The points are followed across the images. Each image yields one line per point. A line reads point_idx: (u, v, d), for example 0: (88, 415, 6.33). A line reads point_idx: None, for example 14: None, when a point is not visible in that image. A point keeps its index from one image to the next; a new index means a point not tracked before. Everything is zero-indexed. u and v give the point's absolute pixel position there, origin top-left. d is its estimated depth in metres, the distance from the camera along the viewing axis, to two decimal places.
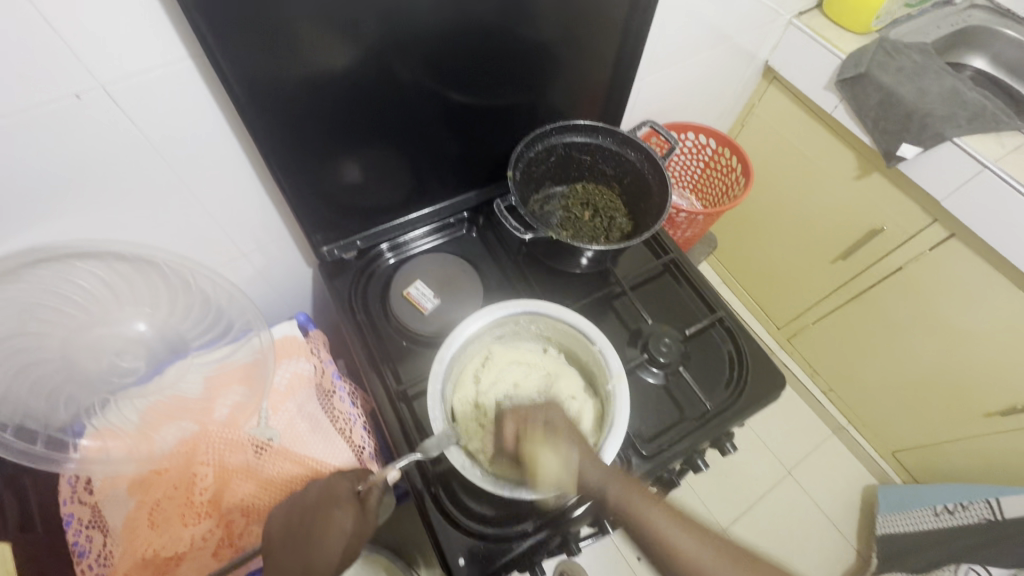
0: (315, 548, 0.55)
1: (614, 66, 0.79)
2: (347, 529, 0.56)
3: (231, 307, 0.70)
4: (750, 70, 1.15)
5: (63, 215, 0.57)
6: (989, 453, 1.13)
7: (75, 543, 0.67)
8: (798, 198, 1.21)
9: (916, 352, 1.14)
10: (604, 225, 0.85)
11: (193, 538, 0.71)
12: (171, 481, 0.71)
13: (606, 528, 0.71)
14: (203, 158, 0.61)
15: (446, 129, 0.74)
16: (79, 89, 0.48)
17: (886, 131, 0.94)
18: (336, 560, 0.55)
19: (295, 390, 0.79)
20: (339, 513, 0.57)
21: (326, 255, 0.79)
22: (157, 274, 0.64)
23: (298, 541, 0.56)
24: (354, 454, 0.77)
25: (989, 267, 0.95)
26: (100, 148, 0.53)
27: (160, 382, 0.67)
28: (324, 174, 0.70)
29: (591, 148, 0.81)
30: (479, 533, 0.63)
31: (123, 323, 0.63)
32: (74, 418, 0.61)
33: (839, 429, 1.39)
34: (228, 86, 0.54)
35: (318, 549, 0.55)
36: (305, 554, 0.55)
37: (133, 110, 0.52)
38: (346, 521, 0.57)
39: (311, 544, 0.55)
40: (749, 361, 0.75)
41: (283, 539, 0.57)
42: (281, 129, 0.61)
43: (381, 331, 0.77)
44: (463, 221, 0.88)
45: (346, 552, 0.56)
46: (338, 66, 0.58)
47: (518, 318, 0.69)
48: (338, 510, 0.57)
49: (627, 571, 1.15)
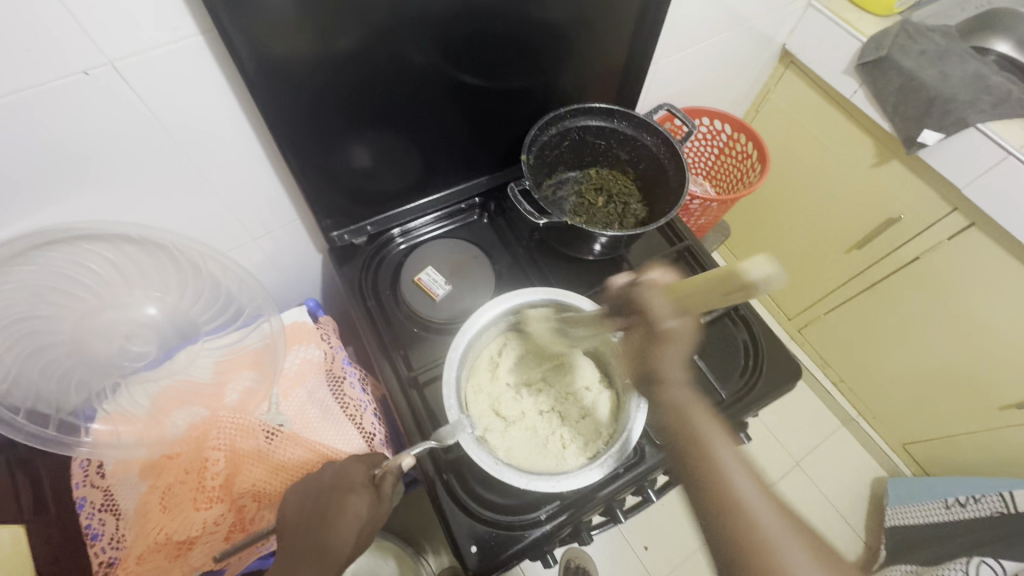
0: (327, 529, 0.55)
1: (631, 47, 0.77)
2: (361, 513, 0.56)
3: (242, 293, 0.70)
4: (767, 54, 1.12)
5: (73, 197, 0.56)
6: (1003, 446, 1.12)
7: (87, 526, 0.67)
8: (814, 186, 1.19)
9: (931, 344, 1.12)
10: (618, 211, 0.83)
11: (204, 524, 0.68)
12: (182, 465, 0.69)
13: (619, 518, 0.71)
14: (212, 139, 0.60)
15: (458, 112, 0.72)
16: (87, 66, 0.47)
17: (907, 117, 0.92)
18: (350, 544, 0.54)
19: (306, 375, 0.79)
20: (355, 496, 0.57)
21: (336, 240, 0.78)
22: (167, 258, 0.63)
23: (311, 523, 0.56)
24: (366, 440, 0.77)
25: (1009, 257, 0.92)
26: (108, 127, 0.52)
27: (171, 366, 0.67)
28: (334, 157, 0.68)
29: (606, 132, 0.80)
30: (491, 520, 0.63)
31: (133, 306, 0.63)
32: (85, 403, 0.61)
33: (849, 420, 1.37)
34: (237, 64, 0.53)
35: (331, 529, 0.55)
36: (318, 532, 0.55)
37: (141, 90, 0.51)
38: (361, 506, 0.57)
39: (325, 528, 0.55)
40: (764, 351, 0.74)
41: (297, 521, 0.57)
42: (291, 109, 0.60)
43: (392, 317, 0.77)
44: (474, 207, 0.86)
45: (360, 536, 0.56)
46: (348, 45, 0.56)
47: (534, 306, 0.68)
48: (354, 494, 0.57)
49: (634, 560, 1.16)
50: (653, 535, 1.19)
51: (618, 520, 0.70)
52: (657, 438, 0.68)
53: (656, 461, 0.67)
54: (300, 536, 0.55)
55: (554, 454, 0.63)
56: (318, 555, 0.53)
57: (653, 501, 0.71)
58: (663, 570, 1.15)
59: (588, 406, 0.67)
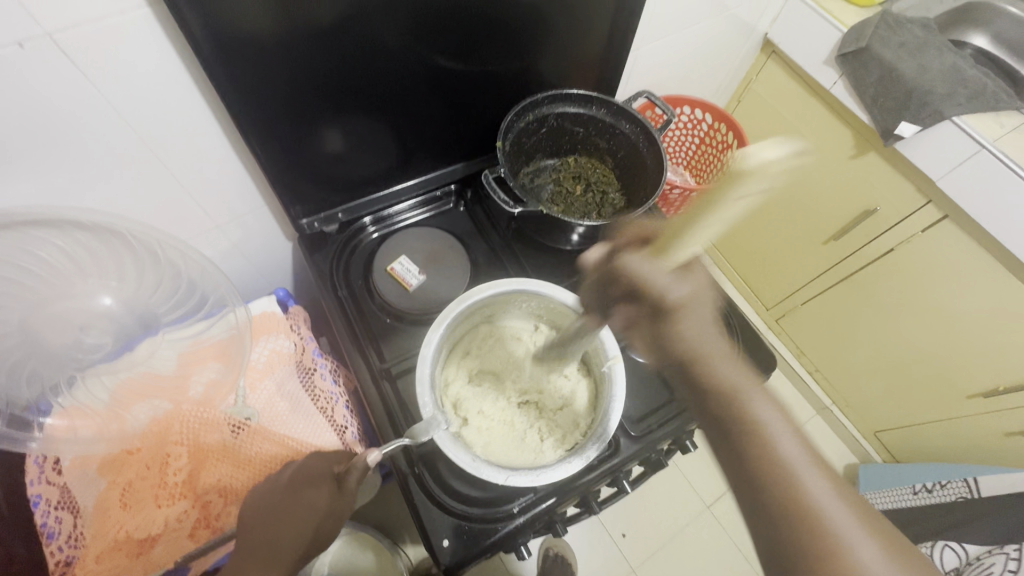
0: (280, 523, 0.55)
1: (610, 33, 0.75)
2: (318, 511, 0.55)
3: (205, 281, 0.66)
4: (748, 43, 1.11)
5: (11, 178, 0.52)
6: (970, 434, 1.15)
7: (43, 524, 0.64)
8: (792, 177, 1.20)
9: (910, 336, 1.13)
10: (596, 200, 0.83)
11: (166, 520, 0.68)
12: (143, 461, 0.69)
13: (592, 508, 0.70)
14: (166, 119, 0.57)
15: (432, 94, 0.70)
16: (22, 37, 0.43)
17: (885, 108, 0.92)
18: (306, 537, 0.54)
19: (274, 368, 0.77)
20: (313, 491, 0.56)
21: (306, 228, 0.76)
22: (122, 245, 0.59)
23: (268, 518, 0.56)
24: (338, 434, 0.76)
25: (980, 249, 0.94)
26: (48, 103, 0.49)
27: (131, 358, 0.63)
28: (303, 142, 0.66)
29: (584, 120, 0.78)
30: (464, 513, 0.62)
31: (87, 297, 0.58)
32: (38, 397, 0.57)
33: (824, 409, 1.41)
34: (193, 40, 0.49)
35: (284, 523, 0.55)
36: (277, 525, 0.55)
37: (82, 60, 0.47)
38: (318, 501, 0.55)
39: (280, 518, 0.55)
40: (739, 342, 0.74)
41: (250, 524, 0.57)
42: (253, 90, 0.57)
43: (365, 308, 0.75)
44: (450, 195, 0.85)
45: (318, 531, 0.54)
46: (314, 25, 0.54)
47: (510, 296, 0.67)
48: (311, 488, 0.56)
49: (613, 548, 1.18)
50: (631, 523, 1.21)
51: (593, 511, 0.70)
52: (632, 429, 0.68)
53: (630, 453, 0.67)
54: (258, 549, 0.54)
55: (531, 448, 0.63)
56: (270, 552, 0.53)
57: (628, 492, 0.71)
58: (640, 556, 1.18)
59: (566, 396, 0.68)
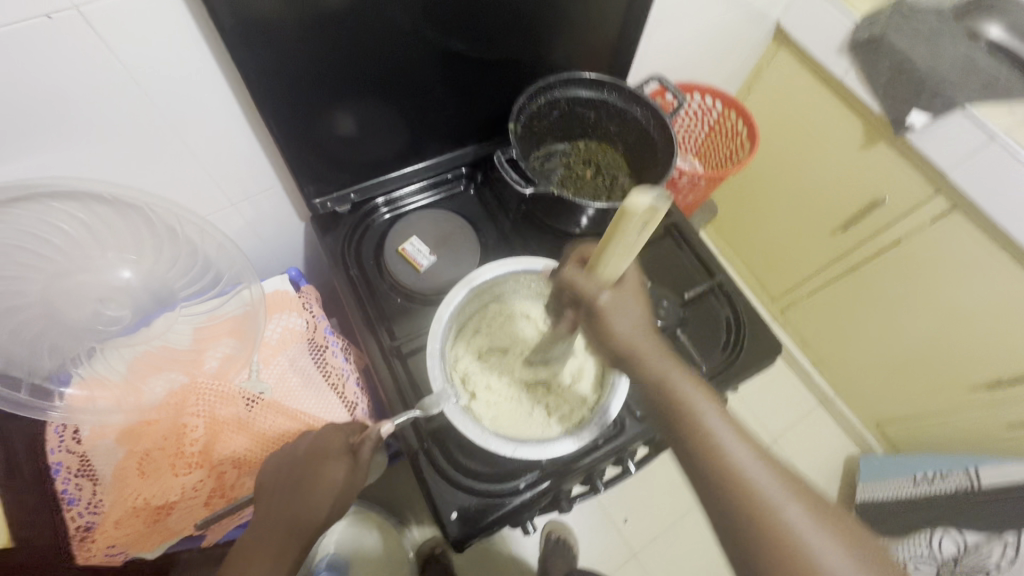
0: (304, 499, 0.55)
1: (624, 18, 0.75)
2: (337, 482, 0.56)
3: (220, 258, 0.67)
4: (760, 31, 1.11)
5: (35, 150, 0.53)
6: (970, 426, 1.16)
7: (64, 491, 0.67)
8: (801, 167, 1.19)
9: (914, 328, 1.13)
10: (607, 184, 0.82)
11: (183, 489, 0.70)
12: (160, 432, 0.70)
13: (597, 488, 0.72)
14: (185, 98, 0.58)
15: (445, 77, 0.70)
16: (51, 9, 0.45)
17: (896, 98, 0.93)
18: (326, 507, 0.55)
19: (286, 344, 0.79)
20: (331, 464, 0.57)
21: (319, 208, 0.77)
22: (143, 221, 0.60)
23: (287, 495, 0.56)
24: (349, 410, 0.78)
25: (986, 239, 0.94)
26: (69, 78, 0.50)
27: (148, 332, 0.65)
28: (317, 123, 0.66)
29: (595, 103, 0.78)
30: (471, 488, 0.64)
31: (107, 270, 0.60)
32: (60, 368, 0.59)
33: (826, 400, 1.41)
34: (219, 21, 0.51)
35: (308, 501, 0.55)
36: (298, 496, 0.56)
37: (110, 37, 0.49)
38: (337, 475, 0.56)
39: (301, 494, 0.56)
40: (746, 327, 0.75)
41: (273, 493, 0.57)
42: (270, 69, 0.58)
43: (375, 287, 0.76)
44: (461, 177, 0.84)
45: (337, 501, 0.56)
46: (331, 4, 0.54)
47: (518, 276, 0.68)
48: (330, 461, 0.57)
49: (614, 534, 1.20)
50: (631, 508, 1.23)
51: (598, 489, 0.72)
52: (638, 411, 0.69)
53: (636, 434, 0.68)
54: (279, 515, 0.55)
55: (539, 423, 0.65)
56: (294, 523, 0.55)
57: (633, 472, 0.72)
58: (640, 541, 1.19)
59: (574, 373, 0.68)
